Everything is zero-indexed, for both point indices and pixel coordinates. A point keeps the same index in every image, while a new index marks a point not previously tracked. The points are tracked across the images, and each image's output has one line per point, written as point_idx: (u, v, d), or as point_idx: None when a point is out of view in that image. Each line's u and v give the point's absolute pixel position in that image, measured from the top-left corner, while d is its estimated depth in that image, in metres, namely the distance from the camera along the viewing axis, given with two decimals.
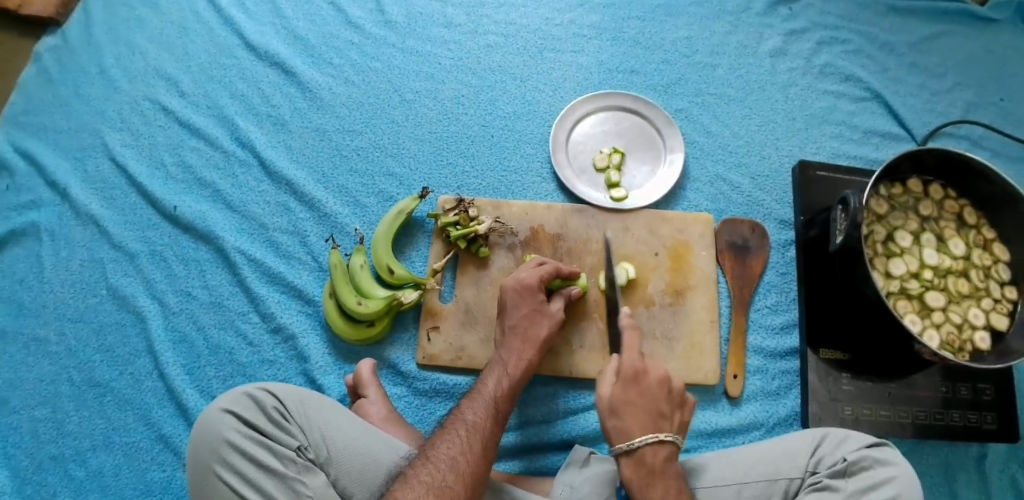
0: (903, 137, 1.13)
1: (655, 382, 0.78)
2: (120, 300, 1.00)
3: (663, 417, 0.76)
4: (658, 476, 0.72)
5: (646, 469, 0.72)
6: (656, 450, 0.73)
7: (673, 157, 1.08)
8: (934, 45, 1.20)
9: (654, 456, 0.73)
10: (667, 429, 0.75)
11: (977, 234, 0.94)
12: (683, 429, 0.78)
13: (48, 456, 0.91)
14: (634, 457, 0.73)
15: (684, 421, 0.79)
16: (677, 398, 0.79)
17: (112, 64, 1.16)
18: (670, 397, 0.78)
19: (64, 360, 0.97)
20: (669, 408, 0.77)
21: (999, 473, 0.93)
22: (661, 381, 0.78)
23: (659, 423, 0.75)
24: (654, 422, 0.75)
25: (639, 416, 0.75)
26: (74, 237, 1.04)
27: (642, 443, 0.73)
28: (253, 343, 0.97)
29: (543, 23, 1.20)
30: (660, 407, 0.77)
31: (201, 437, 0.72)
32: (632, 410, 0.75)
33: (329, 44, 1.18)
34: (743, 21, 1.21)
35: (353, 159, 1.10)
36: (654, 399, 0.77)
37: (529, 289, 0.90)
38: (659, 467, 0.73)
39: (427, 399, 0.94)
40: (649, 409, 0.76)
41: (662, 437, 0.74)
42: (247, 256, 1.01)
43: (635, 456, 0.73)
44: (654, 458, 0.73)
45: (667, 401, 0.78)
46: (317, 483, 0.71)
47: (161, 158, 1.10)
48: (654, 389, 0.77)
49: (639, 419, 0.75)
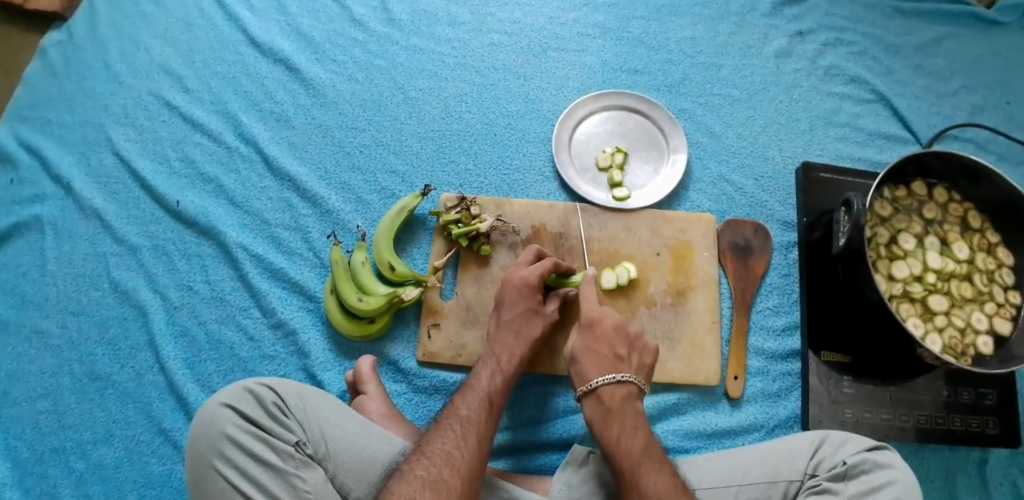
0: (908, 140, 1.13)
1: (612, 329, 0.83)
2: (122, 294, 1.00)
3: (620, 360, 0.81)
4: (614, 414, 0.77)
5: (603, 407, 0.77)
6: (614, 390, 0.78)
7: (677, 157, 1.08)
8: (940, 48, 1.19)
9: (611, 396, 0.78)
10: (625, 370, 0.80)
11: (981, 237, 0.94)
12: (648, 370, 0.82)
13: (49, 448, 0.91)
14: (592, 397, 0.79)
15: (646, 363, 0.83)
16: (638, 343, 0.84)
17: (117, 59, 1.17)
18: (629, 342, 0.83)
19: (66, 353, 0.97)
20: (626, 351, 0.82)
21: (1000, 478, 0.92)
22: (618, 327, 0.83)
23: (617, 364, 0.81)
24: (611, 364, 0.80)
25: (595, 358, 0.81)
26: (77, 231, 1.04)
27: (598, 383, 0.78)
28: (255, 338, 0.97)
29: (548, 22, 1.20)
30: (616, 349, 0.82)
31: (199, 432, 0.72)
32: (591, 353, 0.81)
33: (333, 41, 1.18)
34: (748, 22, 1.20)
35: (356, 155, 1.10)
36: (612, 342, 0.82)
37: (529, 287, 0.89)
38: (616, 405, 0.78)
39: (427, 397, 0.94)
40: (606, 353, 0.81)
41: (619, 377, 0.79)
42: (249, 252, 1.01)
43: (593, 395, 0.79)
44: (611, 397, 0.78)
45: (625, 344, 0.82)
46: (315, 478, 0.71)
47: (164, 153, 1.10)
48: (609, 333, 0.82)
49: (596, 361, 0.81)
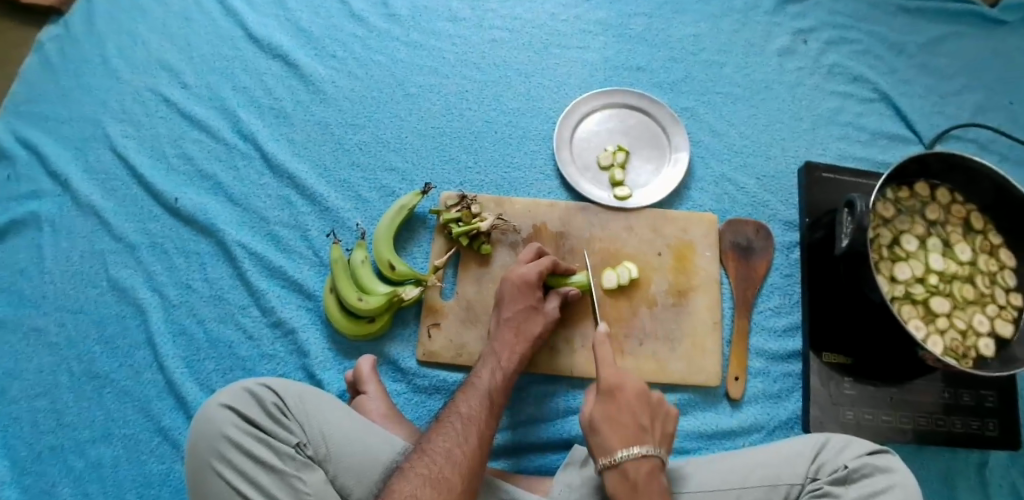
0: (911, 140, 1.12)
1: (634, 396, 0.76)
2: (120, 292, 1.00)
3: (643, 431, 0.74)
4: (641, 492, 0.71)
5: (629, 485, 0.71)
6: (638, 464, 0.72)
7: (679, 156, 1.08)
8: (944, 47, 1.18)
9: (636, 471, 0.72)
10: (649, 443, 0.73)
11: (984, 239, 0.93)
12: (669, 440, 0.76)
13: (47, 447, 0.91)
14: (615, 471, 0.72)
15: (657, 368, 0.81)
16: (659, 409, 0.77)
17: (114, 54, 1.16)
18: (651, 409, 0.77)
19: (63, 352, 0.96)
20: (649, 421, 0.75)
21: (999, 480, 0.92)
22: (639, 393, 0.77)
23: (639, 436, 0.73)
24: (635, 437, 0.73)
25: (618, 432, 0.74)
26: (74, 228, 1.03)
27: (622, 458, 0.72)
28: (254, 337, 0.97)
29: (550, 19, 1.19)
30: (640, 419, 0.75)
31: (199, 434, 0.72)
32: (613, 425, 0.75)
33: (332, 37, 1.17)
34: (751, 20, 1.19)
35: (356, 153, 1.09)
36: (634, 412, 0.75)
37: (528, 285, 0.89)
38: (642, 484, 0.71)
39: (427, 396, 0.94)
40: (629, 424, 0.74)
41: (643, 452, 0.72)
42: (248, 250, 1.01)
43: (619, 471, 0.72)
44: (636, 473, 0.72)
45: (648, 414, 0.76)
46: (315, 480, 0.71)
47: (162, 150, 1.09)
48: (631, 401, 0.76)
49: (619, 433, 0.74)
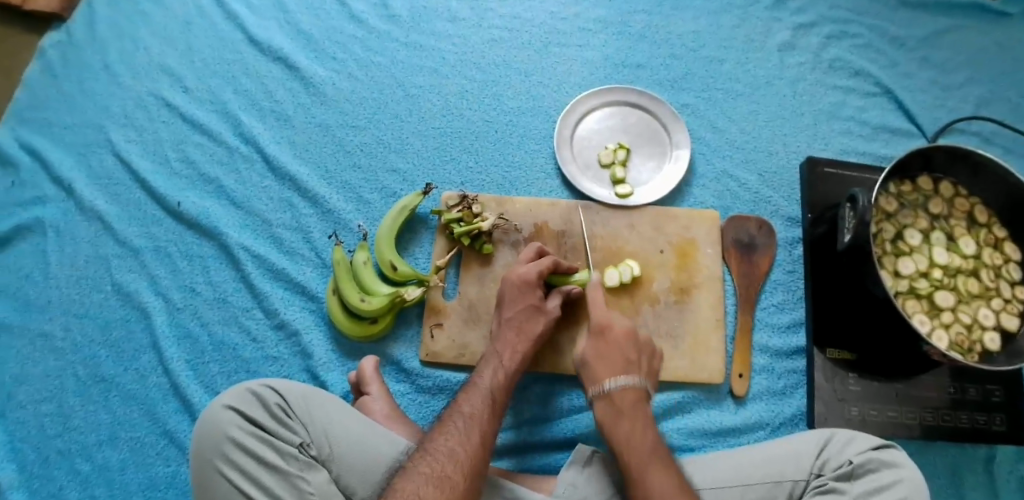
0: (913, 133, 1.12)
1: (623, 335, 0.85)
2: (125, 296, 1.00)
3: (631, 364, 0.83)
4: (625, 414, 0.78)
5: (614, 409, 0.79)
6: (625, 393, 0.80)
7: (680, 153, 1.07)
8: (946, 40, 1.18)
9: (622, 398, 0.79)
10: (635, 374, 0.82)
11: (988, 233, 0.93)
12: (654, 376, 0.85)
13: (54, 451, 0.91)
14: (603, 398, 0.80)
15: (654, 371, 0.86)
16: (646, 348, 0.86)
17: (116, 60, 1.16)
18: (638, 346, 0.85)
19: (69, 357, 0.97)
20: (636, 356, 0.84)
21: (1007, 474, 0.92)
22: (627, 333, 0.85)
23: (628, 366, 0.82)
24: (622, 367, 0.82)
25: (608, 364, 0.82)
26: (79, 233, 1.04)
27: (610, 386, 0.80)
28: (257, 339, 0.97)
29: (549, 17, 1.19)
30: (627, 354, 0.84)
31: (202, 434, 0.72)
32: (602, 358, 0.84)
33: (332, 39, 1.17)
34: (751, 15, 1.19)
35: (356, 154, 1.09)
36: (623, 348, 0.84)
37: (530, 285, 0.89)
38: (628, 409, 0.79)
39: (430, 397, 0.94)
40: (618, 358, 0.83)
41: (628, 381, 0.80)
42: (251, 253, 1.01)
43: (607, 398, 0.80)
44: (622, 400, 0.79)
45: (635, 348, 0.85)
46: (319, 480, 0.71)
47: (165, 154, 1.10)
48: (620, 339, 0.84)
49: (607, 365, 0.82)
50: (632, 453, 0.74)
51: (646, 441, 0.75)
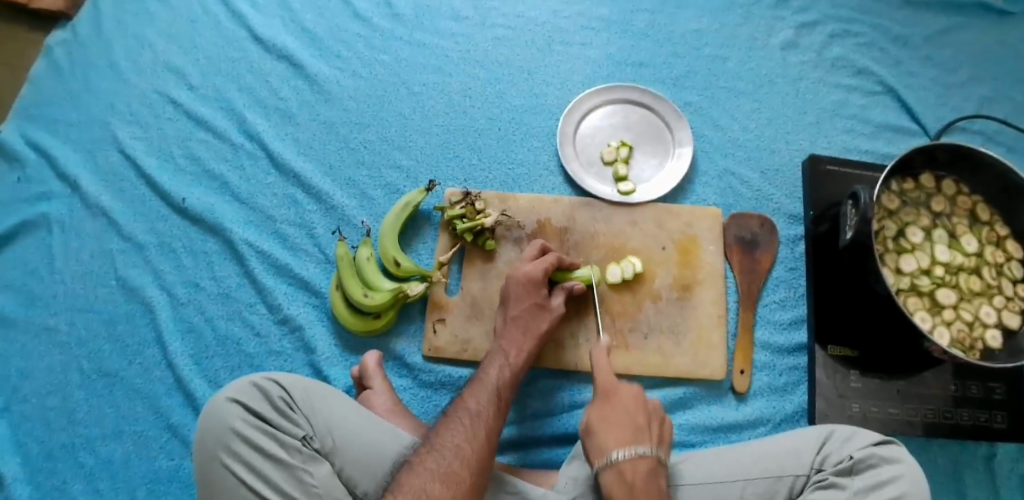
0: (916, 132, 1.12)
1: (629, 398, 0.79)
2: (130, 291, 1.01)
3: (641, 430, 0.75)
4: (637, 492, 0.70)
5: (624, 485, 0.71)
6: (634, 465, 0.72)
7: (682, 151, 1.08)
8: (949, 39, 1.18)
9: (634, 471, 0.71)
10: (646, 442, 0.74)
11: (990, 231, 0.93)
12: (668, 443, 0.77)
13: (59, 444, 0.92)
14: (613, 471, 0.72)
15: (667, 438, 0.77)
16: (656, 413, 0.79)
17: (122, 57, 1.17)
18: (646, 410, 0.78)
19: (74, 351, 0.97)
20: (645, 420, 0.77)
21: (1009, 472, 0.92)
22: (635, 396, 0.79)
23: (636, 435, 0.75)
24: (630, 434, 0.75)
25: (615, 429, 0.75)
26: (84, 229, 1.05)
27: (618, 457, 0.72)
28: (261, 333, 0.98)
29: (552, 16, 1.19)
30: (636, 419, 0.77)
31: (206, 427, 0.73)
32: (608, 425, 0.76)
33: (336, 37, 1.18)
34: (754, 14, 1.19)
35: (360, 151, 1.10)
36: (629, 412, 0.77)
37: (532, 281, 0.89)
38: (640, 484, 0.71)
39: (433, 391, 0.95)
40: (625, 423, 0.76)
41: (637, 452, 0.72)
42: (255, 248, 1.02)
43: (614, 470, 0.72)
44: (633, 473, 0.71)
45: (644, 414, 0.77)
46: (322, 472, 0.72)
47: (170, 150, 1.11)
48: (625, 402, 0.78)
49: (616, 434, 0.75)
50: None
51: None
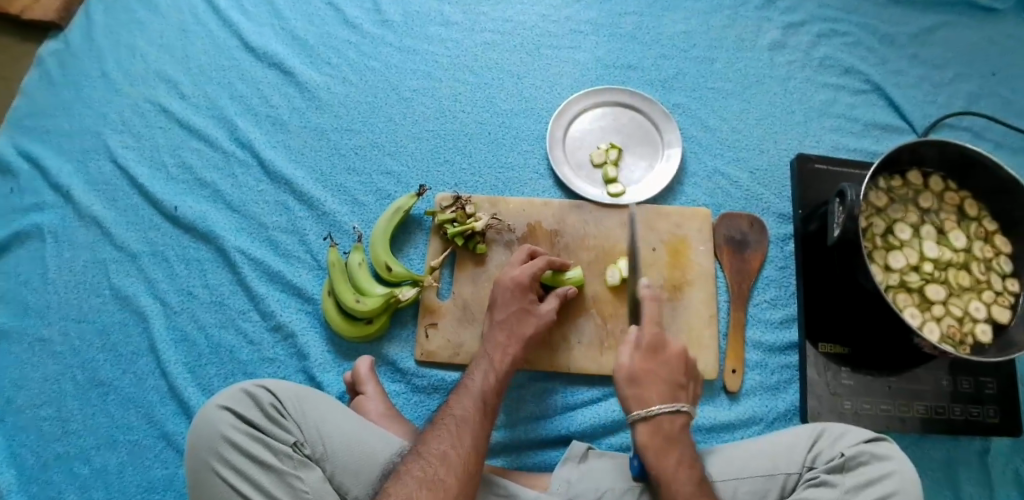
0: (904, 129, 1.12)
1: (675, 355, 0.82)
2: (122, 300, 1.01)
3: (679, 388, 0.80)
4: (673, 444, 0.75)
5: (662, 436, 0.75)
6: (672, 419, 0.77)
7: (671, 152, 1.08)
8: (935, 36, 1.19)
9: (671, 425, 0.76)
10: (684, 401, 0.79)
11: (978, 226, 0.93)
12: (695, 400, 0.82)
13: (53, 454, 0.92)
14: (651, 423, 0.76)
15: (694, 392, 0.83)
16: (691, 372, 0.83)
17: (113, 67, 1.18)
18: (685, 370, 0.82)
19: (68, 360, 0.98)
20: (685, 379, 0.81)
21: (1003, 467, 0.92)
22: (680, 355, 0.83)
23: (675, 392, 0.79)
24: (671, 392, 0.79)
25: (657, 386, 0.79)
26: (77, 239, 1.05)
27: (660, 410, 0.76)
28: (254, 341, 0.98)
29: (540, 20, 1.20)
30: (676, 377, 0.81)
31: (198, 435, 0.73)
32: (651, 380, 0.79)
33: (326, 44, 1.18)
34: (741, 16, 1.20)
35: (351, 157, 1.10)
36: (671, 369, 0.81)
37: (519, 286, 0.90)
38: (675, 436, 0.76)
39: (426, 396, 0.95)
40: (666, 379, 0.80)
41: (678, 407, 0.77)
42: (247, 255, 1.02)
43: (653, 423, 0.76)
44: (672, 427, 0.76)
45: (683, 372, 0.82)
46: (313, 478, 0.72)
47: (162, 159, 1.11)
48: (672, 361, 0.81)
49: (656, 389, 0.79)
50: (678, 485, 0.71)
51: (691, 474, 0.73)
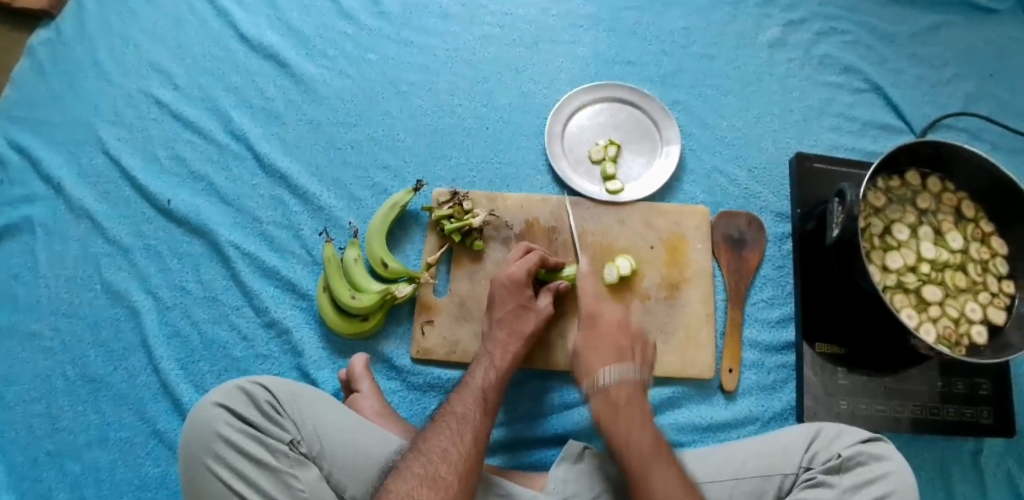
0: (902, 129, 1.12)
1: (613, 326, 0.85)
2: (114, 295, 0.99)
3: (624, 354, 0.82)
4: (622, 409, 0.76)
5: (611, 404, 0.77)
6: (619, 385, 0.78)
7: (670, 150, 1.08)
8: (935, 36, 1.18)
9: (618, 390, 0.78)
10: (630, 365, 0.80)
11: (975, 227, 0.93)
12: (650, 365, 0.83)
13: (44, 451, 0.91)
14: (600, 394, 0.78)
15: (650, 359, 0.84)
16: (640, 339, 0.85)
17: (104, 57, 1.15)
18: (630, 336, 0.84)
19: (58, 356, 0.96)
20: (629, 344, 0.83)
21: (994, 467, 0.92)
22: (619, 322, 0.85)
23: (621, 359, 0.81)
24: (614, 359, 0.81)
25: (601, 355, 0.81)
26: (67, 232, 1.03)
27: (606, 380, 0.79)
28: (248, 337, 0.97)
29: (540, 14, 1.19)
30: (619, 342, 0.83)
31: (192, 432, 0.72)
32: (595, 351, 0.82)
33: (322, 35, 1.17)
34: (742, 13, 1.19)
35: (347, 151, 1.09)
36: (614, 338, 0.83)
37: (516, 283, 0.89)
38: (624, 402, 0.77)
39: (422, 394, 0.94)
40: (609, 347, 0.82)
41: (623, 372, 0.79)
42: (241, 250, 1.01)
43: (602, 393, 0.78)
44: (619, 392, 0.78)
45: (627, 338, 0.84)
46: (310, 477, 0.72)
47: (154, 151, 1.09)
48: (609, 329, 0.84)
49: (600, 358, 0.81)
50: (630, 439, 0.73)
51: (644, 437, 0.73)
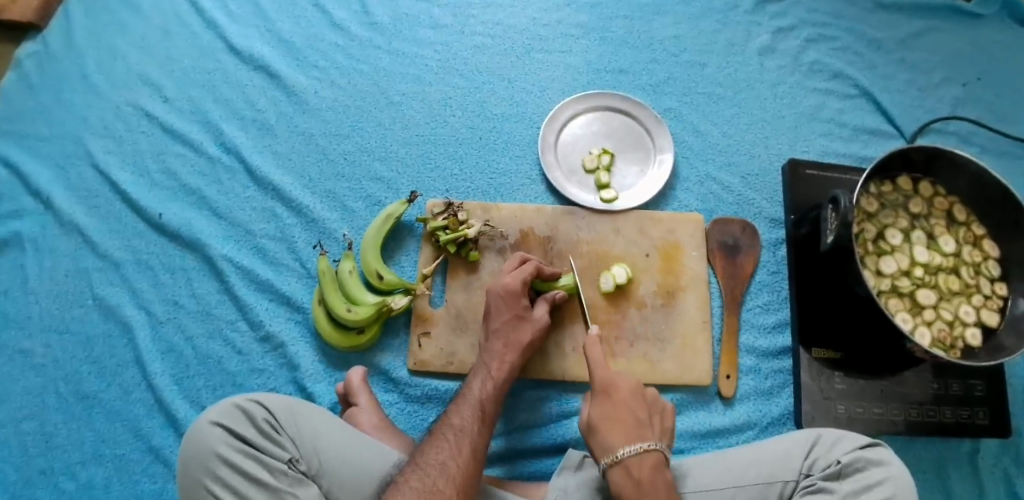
0: (892, 134, 1.13)
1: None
2: (106, 310, 0.98)
3: (643, 426, 0.75)
4: (646, 488, 0.70)
5: (633, 483, 0.70)
6: (641, 461, 0.72)
7: (663, 157, 1.08)
8: (922, 41, 1.20)
9: (612, 374, 0.80)
10: (651, 437, 0.74)
11: (967, 231, 0.94)
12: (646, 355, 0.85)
13: (36, 470, 0.89)
14: (620, 468, 0.72)
15: (667, 428, 0.79)
16: (655, 407, 0.79)
17: (94, 70, 1.15)
18: (649, 405, 0.79)
19: (51, 373, 0.95)
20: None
21: (992, 468, 0.93)
22: (634, 390, 0.78)
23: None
24: (636, 431, 0.74)
25: (620, 428, 0.75)
26: (58, 248, 1.02)
27: (626, 453, 0.72)
28: (243, 351, 0.96)
29: (531, 23, 1.19)
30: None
31: (190, 454, 0.71)
32: (593, 339, 0.84)
33: (314, 47, 1.17)
34: (731, 20, 1.20)
35: (340, 163, 1.09)
36: (633, 408, 0.77)
37: (513, 293, 0.89)
38: (647, 478, 0.71)
39: (419, 406, 0.94)
40: (609, 336, 0.84)
41: (645, 445, 0.73)
42: (235, 264, 1.00)
43: (596, 374, 0.80)
44: (613, 376, 0.80)
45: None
46: (309, 495, 0.71)
47: (146, 165, 1.09)
48: (609, 320, 0.85)
49: (620, 432, 0.74)
50: None
51: None
